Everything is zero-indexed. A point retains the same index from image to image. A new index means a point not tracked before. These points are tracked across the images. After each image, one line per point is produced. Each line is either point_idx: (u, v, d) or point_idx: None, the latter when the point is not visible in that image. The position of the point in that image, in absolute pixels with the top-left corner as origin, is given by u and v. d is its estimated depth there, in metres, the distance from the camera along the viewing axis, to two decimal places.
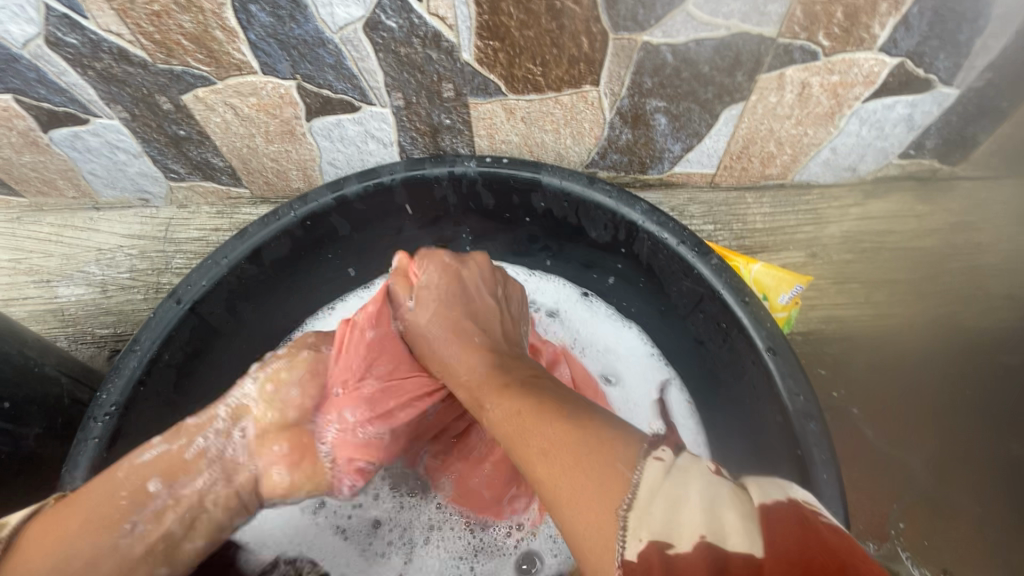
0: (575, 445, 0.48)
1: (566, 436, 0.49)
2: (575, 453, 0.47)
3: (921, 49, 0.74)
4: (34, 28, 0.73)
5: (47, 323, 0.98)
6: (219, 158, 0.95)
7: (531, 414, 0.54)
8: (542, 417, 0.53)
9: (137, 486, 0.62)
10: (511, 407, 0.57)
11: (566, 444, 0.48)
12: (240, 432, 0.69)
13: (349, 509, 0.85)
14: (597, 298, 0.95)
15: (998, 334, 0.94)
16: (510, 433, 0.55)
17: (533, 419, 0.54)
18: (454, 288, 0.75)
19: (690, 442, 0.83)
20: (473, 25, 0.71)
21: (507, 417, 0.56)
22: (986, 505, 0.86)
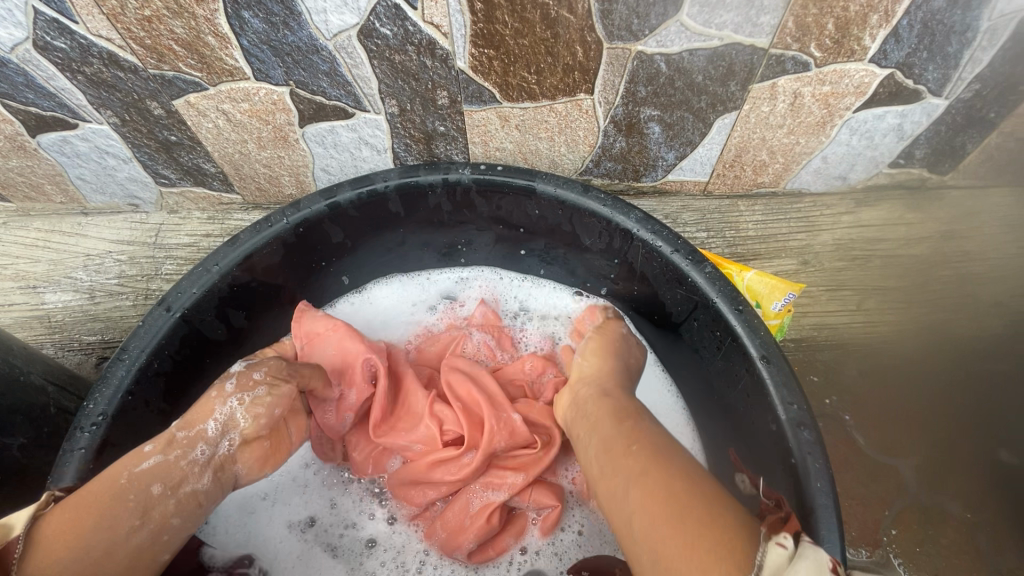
0: (709, 500, 0.50)
1: (695, 485, 0.52)
2: (703, 506, 0.49)
3: (910, 60, 0.75)
4: (22, 33, 0.72)
5: (33, 329, 0.96)
6: (211, 164, 0.94)
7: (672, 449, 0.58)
8: (682, 454, 0.57)
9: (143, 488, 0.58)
10: (656, 432, 0.61)
11: (694, 495, 0.51)
12: (228, 440, 0.65)
13: (343, 527, 0.80)
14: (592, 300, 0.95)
15: (987, 341, 0.95)
16: (645, 455, 0.57)
17: (668, 454, 0.57)
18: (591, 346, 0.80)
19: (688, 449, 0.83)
20: (468, 33, 0.72)
21: (646, 440, 0.60)
22: (976, 512, 0.86)
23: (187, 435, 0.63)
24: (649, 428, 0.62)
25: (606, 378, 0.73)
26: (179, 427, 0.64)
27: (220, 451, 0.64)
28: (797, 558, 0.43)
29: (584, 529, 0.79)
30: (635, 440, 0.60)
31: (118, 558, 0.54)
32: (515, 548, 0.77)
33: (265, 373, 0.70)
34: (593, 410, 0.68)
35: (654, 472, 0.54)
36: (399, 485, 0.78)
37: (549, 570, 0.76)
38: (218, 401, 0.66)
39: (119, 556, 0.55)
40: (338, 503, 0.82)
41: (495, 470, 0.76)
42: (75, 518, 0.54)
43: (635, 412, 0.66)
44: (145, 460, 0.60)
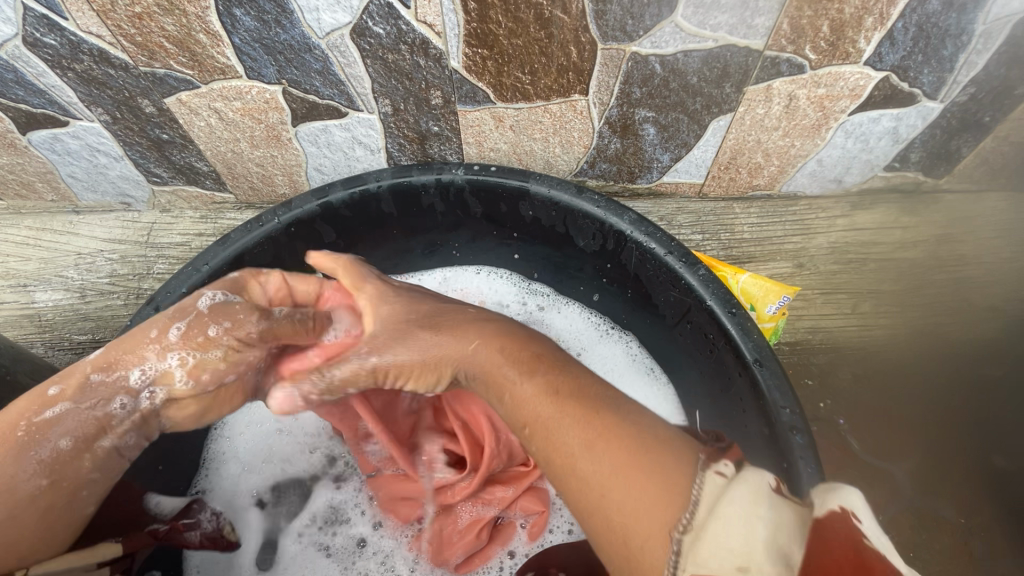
0: (639, 456, 0.47)
1: (617, 433, 0.49)
2: (633, 457, 0.47)
3: (905, 63, 0.75)
4: (11, 29, 0.71)
5: (22, 328, 0.95)
6: (204, 162, 0.93)
7: (579, 404, 0.52)
8: (586, 408, 0.52)
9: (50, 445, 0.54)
10: (542, 390, 0.54)
11: (621, 451, 0.48)
12: (150, 393, 0.57)
13: (336, 526, 0.79)
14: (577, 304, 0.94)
15: (981, 346, 0.95)
16: (549, 420, 0.52)
17: (574, 408, 0.52)
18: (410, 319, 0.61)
19: None
20: (461, 32, 0.71)
21: (542, 409, 0.53)
22: (969, 516, 0.86)
23: (102, 384, 0.56)
24: (529, 390, 0.54)
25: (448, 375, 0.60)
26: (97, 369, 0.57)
27: (141, 406, 0.57)
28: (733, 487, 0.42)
29: (572, 529, 0.77)
30: (528, 422, 0.54)
31: (20, 512, 0.53)
32: (503, 552, 0.77)
33: (226, 334, 0.57)
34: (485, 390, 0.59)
35: (563, 445, 0.51)
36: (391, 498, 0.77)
37: None
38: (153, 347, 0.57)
39: (23, 512, 0.53)
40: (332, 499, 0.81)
41: (487, 490, 0.74)
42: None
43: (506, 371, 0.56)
44: (56, 406, 0.55)
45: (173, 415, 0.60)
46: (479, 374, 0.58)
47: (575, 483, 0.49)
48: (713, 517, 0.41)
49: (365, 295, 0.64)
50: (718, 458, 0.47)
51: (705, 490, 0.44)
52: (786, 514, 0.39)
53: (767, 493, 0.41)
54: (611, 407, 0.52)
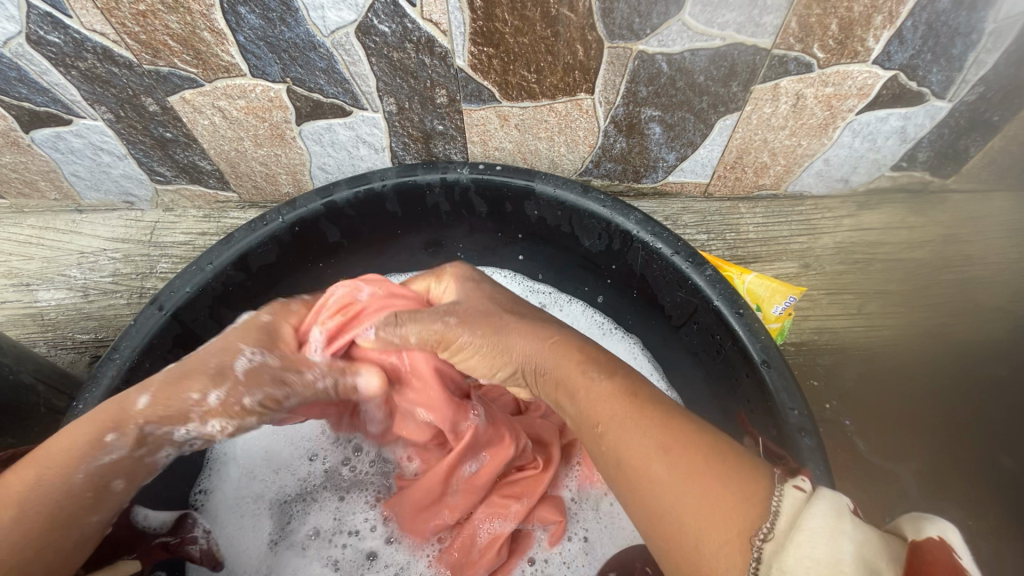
0: (720, 470, 0.43)
1: (690, 436, 0.46)
2: (705, 464, 0.44)
3: (914, 62, 0.74)
4: (15, 26, 0.71)
5: (25, 327, 0.94)
6: (207, 161, 0.93)
7: (656, 406, 0.50)
8: (657, 410, 0.49)
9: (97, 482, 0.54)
10: (616, 389, 0.51)
11: (692, 448, 0.45)
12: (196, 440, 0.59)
13: (347, 535, 0.78)
14: (580, 303, 0.94)
15: (989, 348, 0.94)
16: (619, 418, 0.49)
17: (647, 407, 0.49)
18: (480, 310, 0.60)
19: None
20: (467, 30, 0.71)
21: (614, 404, 0.50)
22: (978, 519, 0.85)
23: (155, 433, 0.56)
24: (604, 389, 0.52)
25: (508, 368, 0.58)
26: (148, 419, 0.55)
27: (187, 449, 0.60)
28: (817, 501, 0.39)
29: (588, 537, 0.77)
30: (602, 420, 0.50)
31: (70, 547, 0.53)
32: (524, 559, 0.76)
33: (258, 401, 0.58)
34: (546, 388, 0.56)
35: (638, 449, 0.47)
36: (404, 513, 0.74)
37: None
38: (197, 409, 0.56)
39: (68, 550, 0.53)
40: (341, 506, 0.80)
41: (500, 501, 0.72)
42: (23, 506, 0.49)
43: (581, 365, 0.54)
44: (110, 452, 0.54)
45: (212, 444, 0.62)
46: (549, 371, 0.55)
47: (645, 482, 0.45)
48: (793, 528, 0.38)
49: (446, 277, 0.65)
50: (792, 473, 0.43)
51: (784, 500, 0.41)
52: (870, 534, 0.37)
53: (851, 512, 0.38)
54: (678, 412, 0.49)
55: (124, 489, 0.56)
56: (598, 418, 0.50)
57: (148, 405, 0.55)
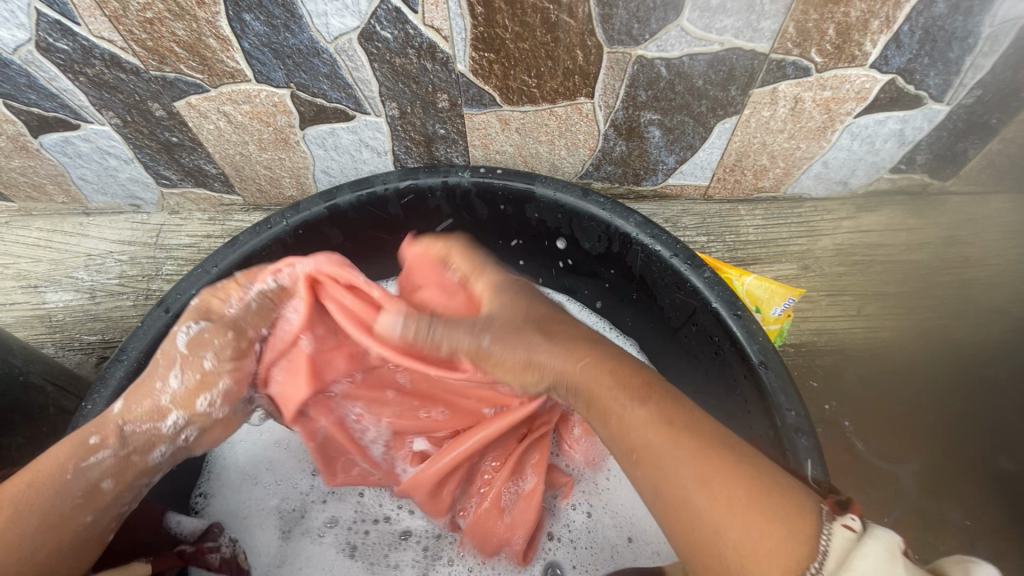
0: (772, 507, 0.44)
1: (737, 471, 0.45)
2: (753, 501, 0.44)
3: (911, 66, 0.75)
4: (25, 34, 0.72)
5: (34, 328, 0.96)
6: (212, 164, 0.94)
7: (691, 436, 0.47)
8: (700, 443, 0.47)
9: (91, 482, 0.57)
10: (652, 418, 0.49)
11: (739, 486, 0.45)
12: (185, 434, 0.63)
13: (370, 523, 0.79)
14: (575, 302, 0.96)
15: (987, 348, 0.95)
16: (663, 448, 0.47)
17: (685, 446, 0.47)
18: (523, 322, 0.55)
19: None
20: (468, 36, 0.72)
21: (654, 437, 0.48)
22: (975, 520, 0.86)
23: (137, 433, 0.60)
24: (640, 417, 0.49)
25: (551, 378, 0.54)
26: (126, 420, 0.60)
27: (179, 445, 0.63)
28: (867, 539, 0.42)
29: (591, 509, 0.79)
30: (639, 450, 0.49)
31: (69, 548, 0.56)
32: (544, 535, 0.78)
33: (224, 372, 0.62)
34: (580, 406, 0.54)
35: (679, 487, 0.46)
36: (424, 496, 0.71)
37: (566, 559, 0.77)
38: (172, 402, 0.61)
39: (66, 547, 0.55)
40: (361, 500, 0.80)
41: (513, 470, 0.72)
42: (19, 505, 0.54)
43: (615, 397, 0.51)
44: (95, 455, 0.58)
45: (206, 441, 0.65)
46: (580, 395, 0.53)
47: (683, 516, 0.46)
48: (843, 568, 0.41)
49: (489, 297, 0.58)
50: (841, 509, 0.45)
51: (836, 541, 0.42)
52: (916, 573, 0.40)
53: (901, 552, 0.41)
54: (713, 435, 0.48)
55: (114, 490, 0.59)
56: (636, 446, 0.49)
57: (124, 408, 0.60)
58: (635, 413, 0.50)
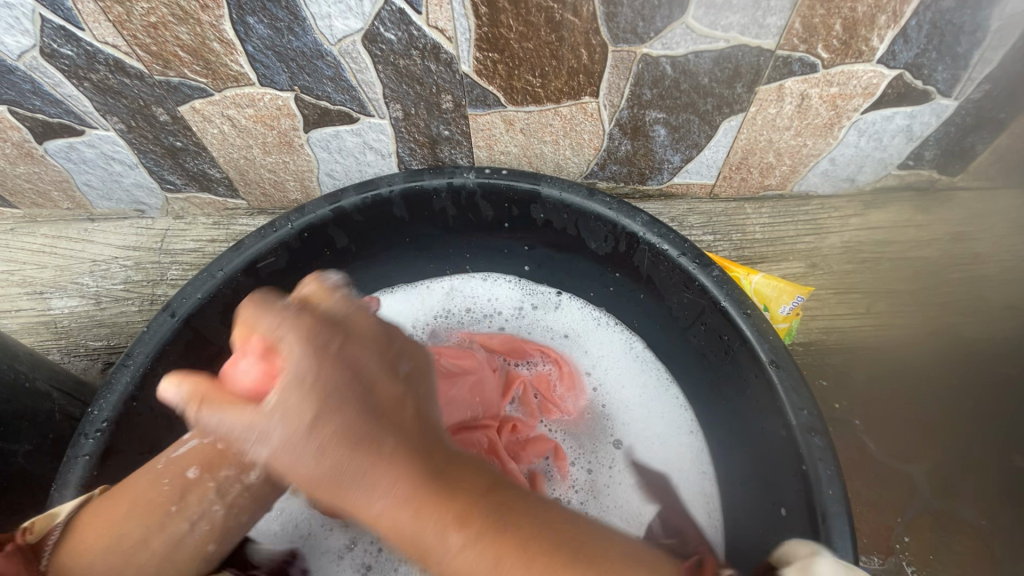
0: None
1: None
2: None
3: (919, 61, 0.74)
4: (30, 40, 0.72)
5: (40, 335, 0.96)
6: (216, 169, 0.94)
7: (324, 449, 0.42)
8: (522, 559, 0.40)
9: (178, 472, 0.62)
10: (474, 539, 0.41)
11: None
12: None
13: None
14: (574, 298, 0.95)
15: (1000, 344, 0.94)
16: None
17: (522, 565, 0.40)
18: (329, 390, 0.44)
19: (673, 419, 0.85)
20: (473, 37, 0.71)
21: (480, 574, 0.40)
22: (990, 520, 0.85)
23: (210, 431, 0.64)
24: (456, 539, 0.41)
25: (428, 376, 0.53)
26: None
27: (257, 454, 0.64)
28: None
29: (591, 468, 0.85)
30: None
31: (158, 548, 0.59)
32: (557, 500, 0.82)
33: None
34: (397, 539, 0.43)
35: None
36: None
37: None
38: None
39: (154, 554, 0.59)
40: None
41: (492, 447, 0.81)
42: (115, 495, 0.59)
43: (426, 519, 0.42)
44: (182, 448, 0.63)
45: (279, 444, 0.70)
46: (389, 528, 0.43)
47: None
48: None
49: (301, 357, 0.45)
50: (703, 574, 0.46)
51: None
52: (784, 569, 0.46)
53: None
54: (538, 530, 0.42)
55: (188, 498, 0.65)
56: (454, 533, 0.41)
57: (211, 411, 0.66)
58: (455, 535, 0.41)
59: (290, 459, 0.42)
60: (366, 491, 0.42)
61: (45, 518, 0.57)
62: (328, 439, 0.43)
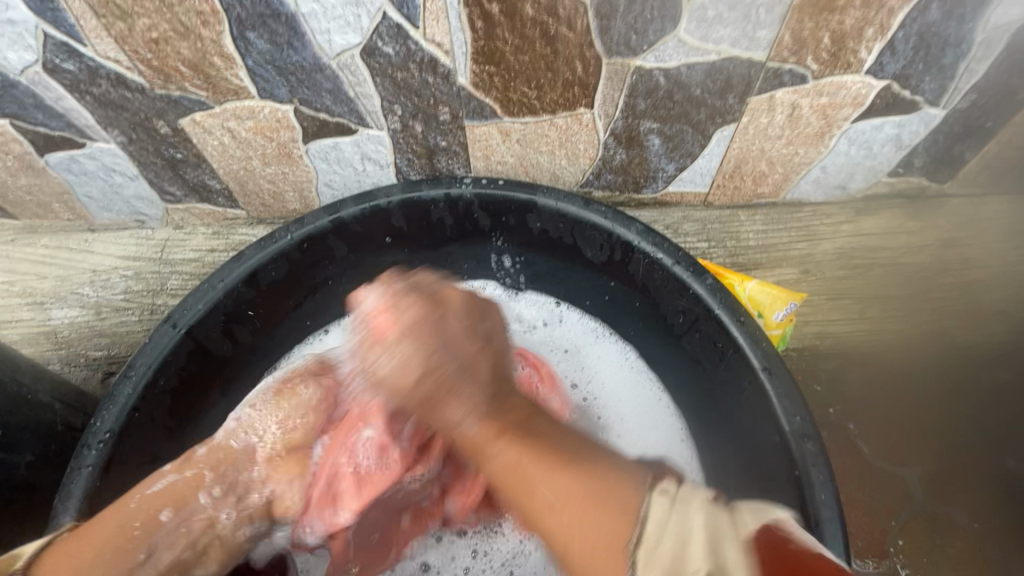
0: (605, 490, 0.47)
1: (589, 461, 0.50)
2: (589, 489, 0.47)
3: (906, 72, 0.76)
4: (33, 55, 0.73)
5: (41, 345, 0.97)
6: (216, 180, 0.95)
7: (409, 335, 0.55)
8: (559, 441, 0.52)
9: (150, 515, 0.62)
10: (522, 419, 0.54)
11: (574, 484, 0.48)
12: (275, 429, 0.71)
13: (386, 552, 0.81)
14: (570, 309, 0.96)
15: (991, 349, 0.95)
16: (526, 468, 0.50)
17: (561, 451, 0.51)
18: (429, 318, 0.56)
19: (669, 430, 0.86)
20: (469, 50, 0.73)
21: (517, 464, 0.50)
22: (983, 522, 0.86)
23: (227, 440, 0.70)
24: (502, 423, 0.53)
25: (501, 338, 0.60)
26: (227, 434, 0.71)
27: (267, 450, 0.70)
28: (677, 501, 0.46)
29: None
30: (506, 445, 0.51)
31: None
32: None
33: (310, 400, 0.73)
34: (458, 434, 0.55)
35: (534, 459, 0.50)
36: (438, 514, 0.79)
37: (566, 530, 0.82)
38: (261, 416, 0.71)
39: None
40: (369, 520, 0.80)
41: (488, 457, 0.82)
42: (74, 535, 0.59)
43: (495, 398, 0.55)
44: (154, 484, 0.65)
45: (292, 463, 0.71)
46: (457, 410, 0.54)
47: (538, 515, 0.48)
48: (662, 534, 0.44)
49: (454, 301, 0.58)
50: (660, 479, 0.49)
51: (653, 507, 0.46)
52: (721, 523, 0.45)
53: (703, 502, 0.46)
54: (572, 441, 0.53)
55: (177, 524, 0.63)
56: (501, 404, 0.55)
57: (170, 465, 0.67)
58: (502, 445, 0.51)
59: (397, 380, 0.54)
60: (445, 411, 0.54)
61: (5, 562, 0.55)
62: (423, 329, 0.55)
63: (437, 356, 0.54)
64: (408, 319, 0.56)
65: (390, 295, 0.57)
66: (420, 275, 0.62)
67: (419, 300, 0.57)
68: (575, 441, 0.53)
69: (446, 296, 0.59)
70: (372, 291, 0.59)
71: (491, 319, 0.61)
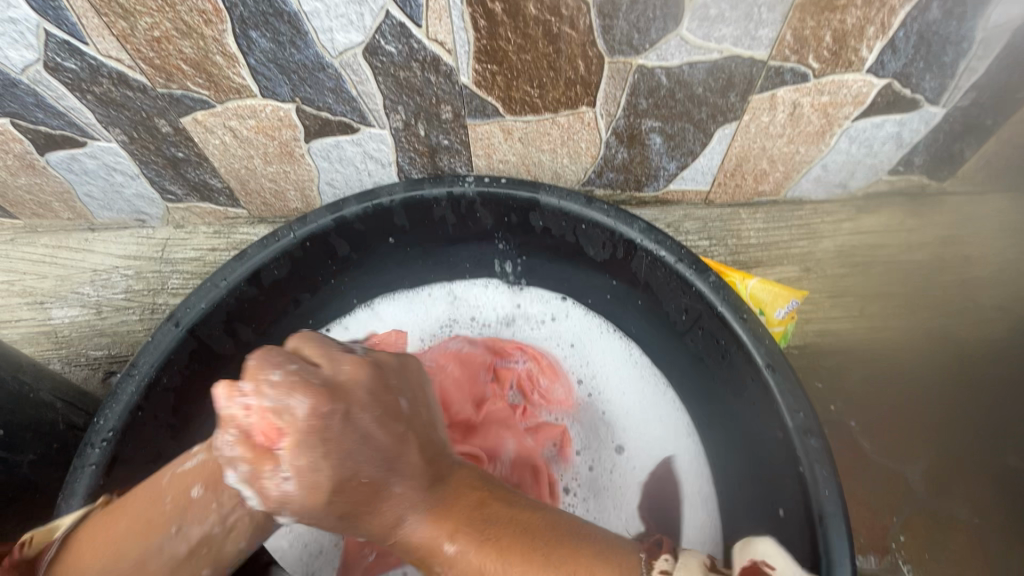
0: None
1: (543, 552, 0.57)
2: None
3: (907, 70, 0.76)
4: (34, 54, 0.73)
5: (41, 345, 0.97)
6: (217, 179, 0.95)
7: (319, 452, 0.52)
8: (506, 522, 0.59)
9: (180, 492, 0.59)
10: (464, 509, 0.60)
11: None
12: None
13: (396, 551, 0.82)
14: (575, 304, 0.96)
15: (991, 346, 0.96)
16: (478, 567, 0.57)
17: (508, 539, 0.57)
18: (331, 421, 0.53)
19: (676, 423, 0.86)
20: (472, 49, 0.73)
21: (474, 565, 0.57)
22: (984, 518, 0.86)
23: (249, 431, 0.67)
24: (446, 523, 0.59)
25: (426, 410, 0.65)
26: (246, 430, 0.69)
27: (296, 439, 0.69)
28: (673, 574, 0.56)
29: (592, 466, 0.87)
30: (455, 544, 0.58)
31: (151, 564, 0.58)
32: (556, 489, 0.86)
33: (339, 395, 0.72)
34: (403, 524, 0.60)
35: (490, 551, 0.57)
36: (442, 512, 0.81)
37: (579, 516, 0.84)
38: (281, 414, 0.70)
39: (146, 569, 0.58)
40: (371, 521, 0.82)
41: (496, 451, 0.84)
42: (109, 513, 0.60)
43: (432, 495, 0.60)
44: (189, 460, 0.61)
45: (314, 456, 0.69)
46: (389, 503, 0.58)
47: None
48: None
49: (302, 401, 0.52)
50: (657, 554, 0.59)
51: None
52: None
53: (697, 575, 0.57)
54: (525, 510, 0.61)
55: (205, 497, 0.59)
56: (440, 500, 0.60)
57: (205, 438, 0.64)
58: (452, 549, 0.58)
59: (307, 498, 0.53)
60: (381, 516, 0.58)
61: (43, 533, 0.60)
62: (337, 441, 0.54)
63: (351, 468, 0.55)
64: (301, 425, 0.52)
65: (265, 393, 0.51)
66: (328, 352, 0.59)
67: (310, 399, 0.52)
68: (528, 522, 0.59)
69: (344, 382, 0.56)
70: (252, 378, 0.51)
71: (409, 391, 0.63)
